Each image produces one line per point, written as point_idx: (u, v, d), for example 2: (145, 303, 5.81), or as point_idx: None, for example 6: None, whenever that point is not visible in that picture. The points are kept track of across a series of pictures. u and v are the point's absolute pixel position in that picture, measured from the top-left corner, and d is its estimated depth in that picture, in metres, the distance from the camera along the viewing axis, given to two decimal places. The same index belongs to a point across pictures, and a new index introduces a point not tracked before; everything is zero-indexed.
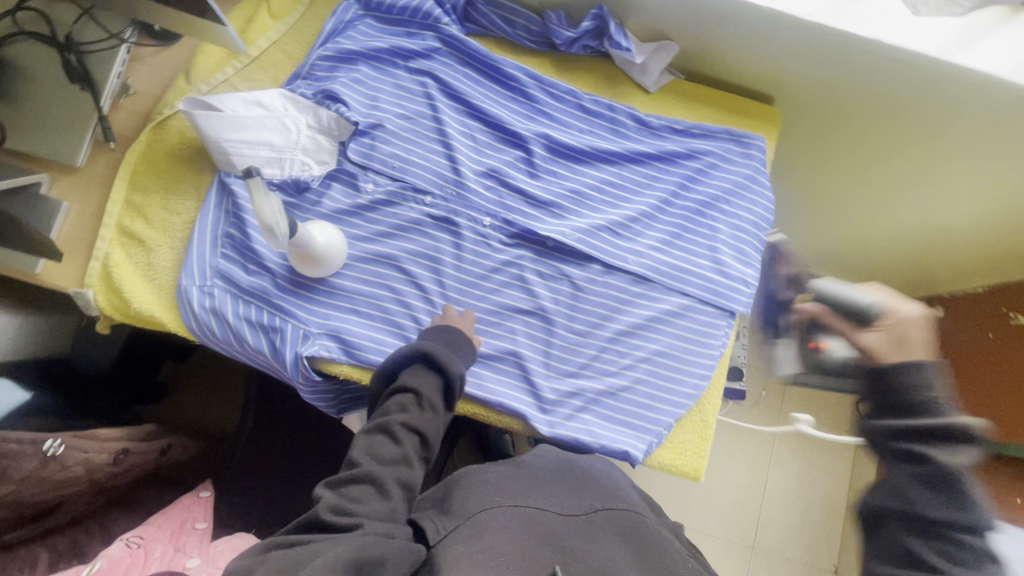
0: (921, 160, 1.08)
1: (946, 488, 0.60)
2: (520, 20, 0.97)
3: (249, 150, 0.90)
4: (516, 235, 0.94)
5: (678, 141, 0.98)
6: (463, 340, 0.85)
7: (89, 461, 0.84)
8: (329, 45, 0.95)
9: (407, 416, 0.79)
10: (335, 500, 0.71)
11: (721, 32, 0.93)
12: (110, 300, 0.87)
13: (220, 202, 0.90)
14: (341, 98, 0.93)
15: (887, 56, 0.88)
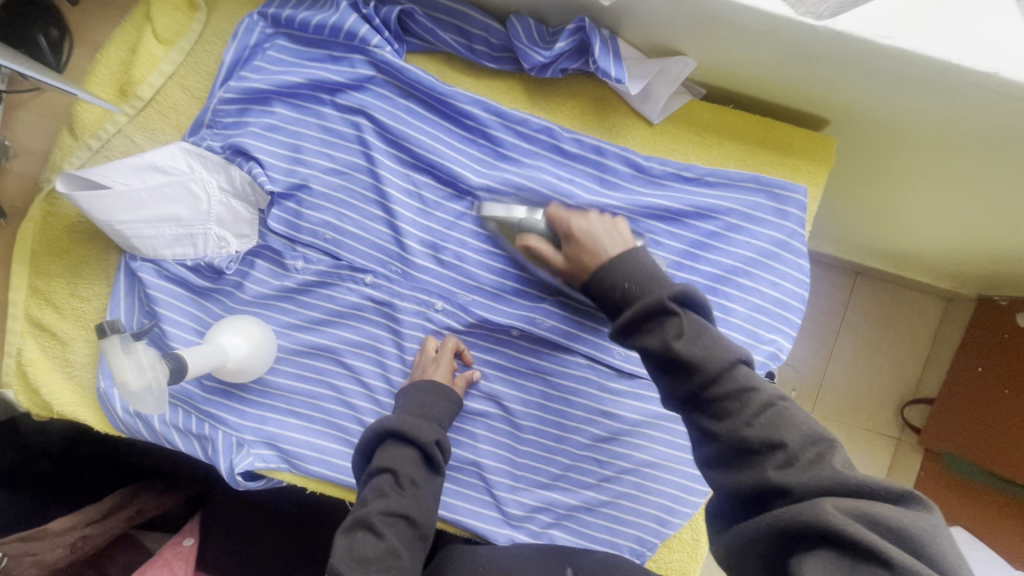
0: (975, 176, 0.76)
1: (675, 368, 0.56)
2: (478, 34, 0.73)
3: (152, 230, 0.75)
4: (476, 321, 0.78)
5: (689, 194, 0.75)
6: (440, 399, 0.72)
7: (41, 560, 0.83)
8: (232, 82, 0.74)
9: (388, 483, 0.66)
10: (333, 570, 0.61)
11: (745, 46, 0.65)
12: (32, 400, 0.80)
13: (131, 289, 0.78)
14: (254, 155, 0.75)
15: (948, 78, 0.58)
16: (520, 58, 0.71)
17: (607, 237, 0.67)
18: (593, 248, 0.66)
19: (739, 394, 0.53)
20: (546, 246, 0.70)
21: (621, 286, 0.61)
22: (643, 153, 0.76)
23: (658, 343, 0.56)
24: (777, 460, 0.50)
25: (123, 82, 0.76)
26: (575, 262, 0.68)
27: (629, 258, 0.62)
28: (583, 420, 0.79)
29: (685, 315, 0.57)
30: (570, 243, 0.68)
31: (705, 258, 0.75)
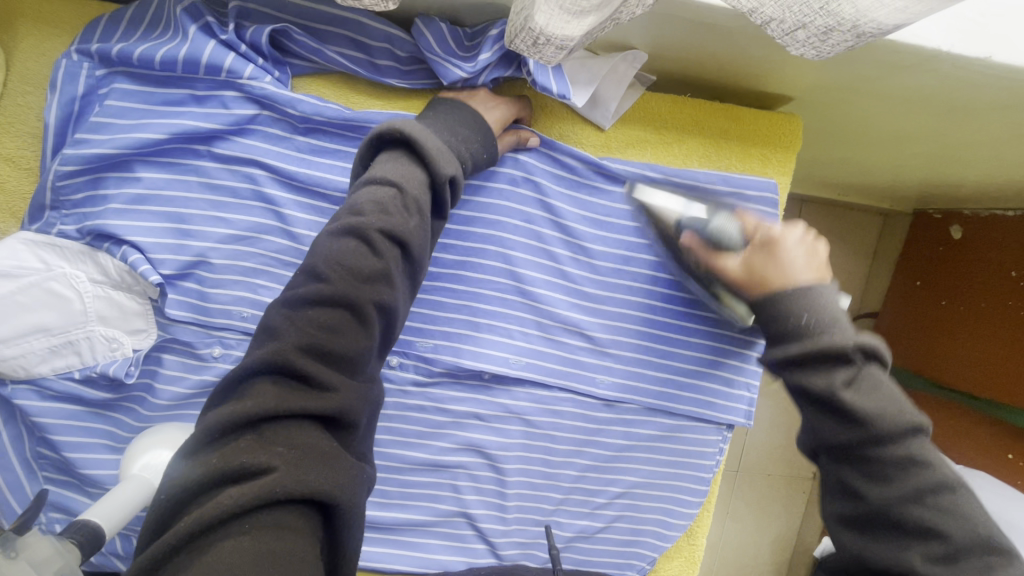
0: (911, 120, 0.69)
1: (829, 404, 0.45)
2: (378, 45, 0.58)
3: (11, 349, 0.60)
4: (442, 372, 0.70)
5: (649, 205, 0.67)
6: (469, 132, 0.56)
7: None
8: (69, 149, 0.58)
9: (360, 252, 0.45)
10: (259, 395, 0.41)
11: (682, 37, 0.55)
12: None
13: (10, 415, 0.64)
14: (124, 236, 0.60)
15: (888, 56, 0.51)
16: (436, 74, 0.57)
17: (802, 261, 0.54)
18: (778, 268, 0.54)
19: (965, 559, 0.40)
20: (728, 254, 0.59)
21: (833, 387, 0.45)
22: (596, 159, 0.66)
23: (875, 478, 0.43)
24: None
25: None
26: (753, 276, 0.56)
27: (842, 337, 0.46)
28: (572, 454, 0.73)
29: (919, 442, 0.43)
30: (752, 263, 0.56)
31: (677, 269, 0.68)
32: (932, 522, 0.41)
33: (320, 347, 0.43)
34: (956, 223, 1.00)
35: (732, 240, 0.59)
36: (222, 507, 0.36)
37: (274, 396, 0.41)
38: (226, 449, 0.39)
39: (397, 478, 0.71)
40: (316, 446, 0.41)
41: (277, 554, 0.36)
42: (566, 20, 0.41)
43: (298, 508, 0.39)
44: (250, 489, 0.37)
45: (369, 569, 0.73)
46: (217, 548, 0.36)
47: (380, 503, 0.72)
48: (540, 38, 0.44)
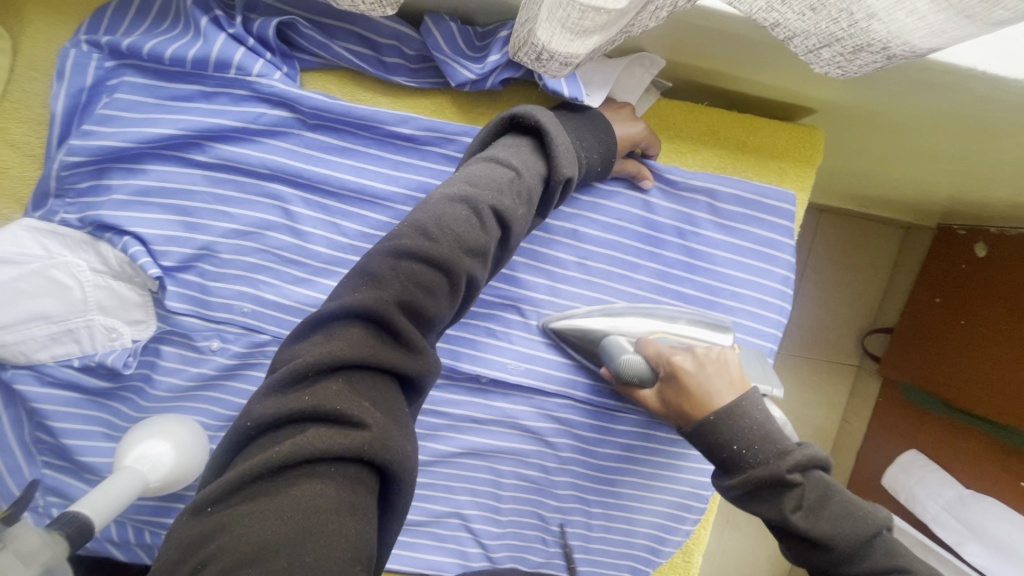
0: (939, 135, 0.65)
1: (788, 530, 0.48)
2: (388, 43, 0.57)
3: (12, 335, 0.60)
4: (441, 374, 0.68)
5: (659, 215, 0.65)
6: (593, 141, 0.55)
7: None
8: (74, 139, 0.57)
9: (459, 214, 0.44)
10: (351, 340, 0.39)
11: (703, 46, 0.53)
12: None
13: (10, 400, 0.64)
14: (126, 227, 0.59)
15: (921, 74, 0.48)
16: (444, 75, 0.55)
17: (718, 374, 0.55)
18: (699, 394, 0.54)
19: (863, 549, 0.46)
20: (643, 387, 0.61)
21: (731, 446, 0.51)
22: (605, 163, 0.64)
23: (773, 513, 0.48)
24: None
25: None
26: (672, 405, 0.57)
27: (736, 405, 0.52)
28: (570, 463, 0.72)
29: (807, 478, 0.49)
30: (670, 382, 0.57)
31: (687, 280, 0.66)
32: (831, 536, 0.47)
33: (415, 306, 0.42)
34: (981, 241, 0.96)
35: (648, 376, 0.59)
36: (308, 447, 0.35)
37: (369, 346, 0.40)
38: (322, 387, 0.38)
39: None
40: (393, 408, 0.39)
41: (353, 508, 0.35)
42: (568, 38, 0.41)
43: (360, 472, 0.36)
44: (340, 436, 0.36)
45: None
46: (296, 486, 0.34)
47: None
48: (542, 53, 0.43)
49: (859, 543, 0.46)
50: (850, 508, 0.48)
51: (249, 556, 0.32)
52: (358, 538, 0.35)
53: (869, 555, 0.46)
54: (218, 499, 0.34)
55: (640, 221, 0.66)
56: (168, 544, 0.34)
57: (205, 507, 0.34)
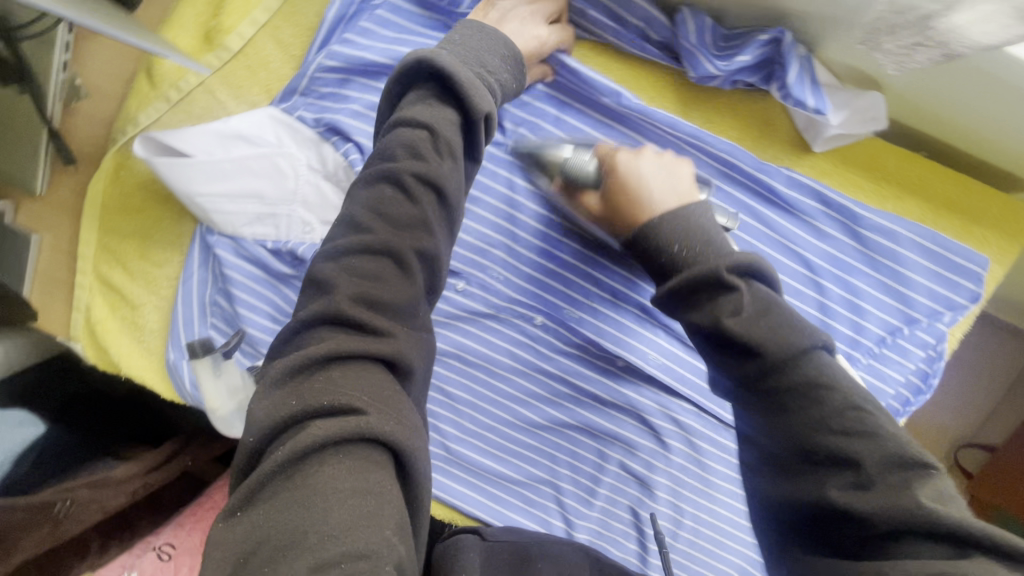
0: None
1: (743, 352, 0.43)
2: (636, 24, 0.59)
3: (234, 205, 0.67)
4: (580, 345, 0.70)
5: (842, 252, 0.64)
6: (496, 59, 0.55)
7: (106, 505, 0.85)
8: (335, 49, 0.64)
9: (399, 204, 0.49)
10: (327, 339, 0.44)
11: (972, 104, 0.53)
12: (97, 355, 0.77)
13: (205, 261, 0.72)
14: (351, 136, 0.65)
15: None
16: (684, 62, 0.58)
17: (654, 180, 0.54)
18: (637, 199, 0.54)
19: (800, 364, 0.41)
20: (589, 193, 0.59)
21: (668, 247, 0.48)
22: (809, 182, 0.63)
23: (707, 319, 0.44)
24: (841, 420, 0.39)
25: (210, 26, 0.68)
26: (611, 213, 0.57)
27: (675, 211, 0.50)
28: (674, 467, 0.73)
29: (748, 289, 0.44)
30: (609, 192, 0.56)
31: (844, 317, 0.65)
32: (719, 323, 0.43)
33: (353, 316, 0.44)
34: None
35: (590, 178, 0.58)
36: (313, 441, 0.39)
37: (335, 347, 0.43)
38: (308, 384, 0.42)
39: (502, 427, 0.74)
40: (388, 389, 0.43)
41: (367, 487, 0.38)
42: (989, 28, 0.43)
43: (358, 451, 0.40)
44: (340, 425, 0.40)
45: (454, 506, 0.76)
46: (313, 475, 0.38)
47: (480, 445, 0.75)
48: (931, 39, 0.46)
49: (774, 357, 0.41)
50: (799, 328, 0.42)
51: (275, 549, 0.36)
52: (377, 513, 0.38)
53: (804, 368, 0.41)
54: (245, 502, 0.39)
55: (821, 253, 0.65)
56: (210, 548, 0.38)
57: (237, 510, 0.39)
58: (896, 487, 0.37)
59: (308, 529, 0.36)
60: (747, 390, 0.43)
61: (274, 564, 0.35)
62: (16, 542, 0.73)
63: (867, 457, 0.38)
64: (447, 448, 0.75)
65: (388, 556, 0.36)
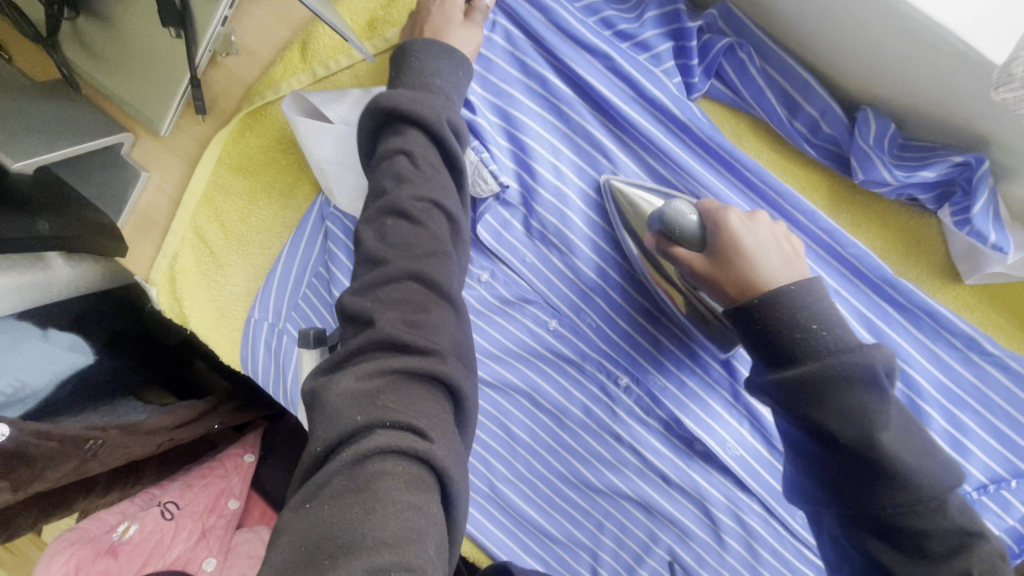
0: None
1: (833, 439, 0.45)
2: (809, 111, 0.57)
3: (355, 176, 0.68)
4: (657, 415, 0.67)
5: (961, 387, 0.59)
6: (447, 63, 0.54)
7: (130, 453, 0.82)
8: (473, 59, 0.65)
9: (403, 229, 0.45)
10: (382, 356, 0.41)
11: None
12: (170, 305, 0.76)
13: (315, 235, 0.74)
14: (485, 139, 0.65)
15: None
16: (853, 161, 0.55)
17: (771, 254, 0.53)
18: (755, 270, 0.52)
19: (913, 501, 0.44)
20: (682, 246, 0.57)
21: (806, 328, 0.47)
22: (943, 304, 0.59)
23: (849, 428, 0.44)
24: (965, 562, 0.42)
25: (375, 15, 0.70)
26: (716, 275, 0.54)
27: (812, 298, 0.48)
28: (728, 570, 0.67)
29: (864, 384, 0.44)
30: (720, 256, 0.54)
31: (946, 456, 0.59)
32: (867, 438, 0.44)
33: (409, 342, 0.40)
34: None
35: (694, 238, 0.56)
36: (373, 448, 0.36)
37: (388, 363, 0.40)
38: (367, 388, 0.39)
39: (551, 475, 0.70)
40: (444, 414, 0.39)
41: (420, 503, 0.35)
42: None
43: (411, 467, 0.36)
44: (398, 438, 0.37)
45: (484, 548, 0.72)
46: (372, 479, 0.35)
47: (528, 493, 0.71)
48: None
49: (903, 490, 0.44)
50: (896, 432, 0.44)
51: (337, 542, 0.33)
52: (422, 530, 0.34)
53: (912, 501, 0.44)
54: (311, 494, 0.36)
55: (935, 381, 0.60)
56: (274, 539, 0.36)
57: (304, 501, 0.36)
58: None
59: (363, 530, 0.33)
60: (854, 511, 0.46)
61: (335, 560, 0.32)
62: (40, 471, 0.71)
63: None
64: (489, 482, 0.72)
65: (431, 571, 0.33)
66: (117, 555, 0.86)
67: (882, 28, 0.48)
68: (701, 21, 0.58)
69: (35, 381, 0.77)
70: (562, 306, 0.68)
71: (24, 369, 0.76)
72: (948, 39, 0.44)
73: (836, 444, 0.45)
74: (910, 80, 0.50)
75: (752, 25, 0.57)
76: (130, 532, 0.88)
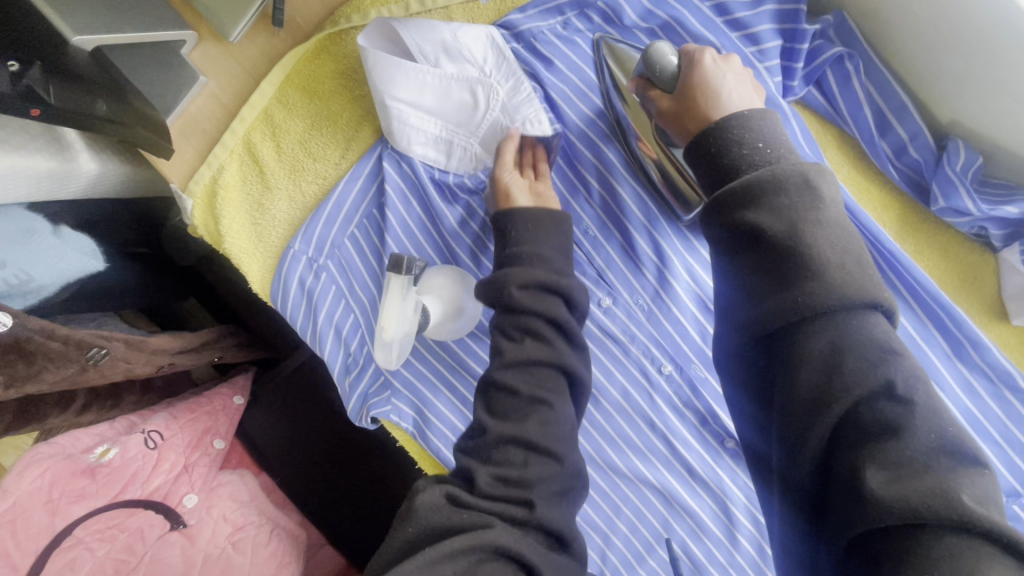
0: None
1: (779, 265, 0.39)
2: (899, 133, 0.58)
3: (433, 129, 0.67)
4: (693, 407, 0.67)
5: (986, 416, 0.61)
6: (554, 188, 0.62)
7: (129, 370, 0.77)
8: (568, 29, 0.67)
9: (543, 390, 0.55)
10: (430, 503, 0.52)
11: None
12: (207, 222, 0.72)
13: (372, 175, 0.70)
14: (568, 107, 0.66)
15: None
16: (937, 188, 0.57)
17: (734, 89, 0.51)
18: (716, 102, 0.50)
19: (829, 320, 0.38)
20: (659, 89, 0.55)
21: (750, 144, 0.44)
22: (988, 337, 0.61)
23: (783, 226, 0.39)
24: (897, 383, 0.36)
25: None
26: (680, 115, 0.53)
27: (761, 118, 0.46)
28: (736, 569, 0.67)
29: (799, 201, 0.40)
30: (686, 93, 0.53)
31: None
32: (816, 271, 0.38)
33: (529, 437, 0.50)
34: None
35: (668, 78, 0.54)
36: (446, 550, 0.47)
37: (451, 493, 0.52)
38: (439, 514, 0.51)
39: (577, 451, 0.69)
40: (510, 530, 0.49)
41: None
42: None
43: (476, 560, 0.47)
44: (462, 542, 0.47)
45: None
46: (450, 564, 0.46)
47: None
48: None
49: (822, 290, 0.38)
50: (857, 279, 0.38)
51: None
52: None
53: (832, 326, 0.37)
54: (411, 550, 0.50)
55: (961, 407, 0.61)
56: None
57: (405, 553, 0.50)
58: (919, 470, 0.33)
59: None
60: (767, 347, 0.40)
61: None
62: (38, 372, 0.67)
63: (920, 426, 0.34)
64: None
65: None
66: (95, 477, 0.81)
67: (994, 61, 0.50)
68: (817, 25, 0.59)
69: (42, 277, 0.72)
70: (616, 283, 0.68)
71: (30, 262, 0.71)
72: None
73: (757, 239, 0.41)
74: (1009, 118, 0.52)
75: (861, 38, 0.58)
76: (111, 454, 0.82)
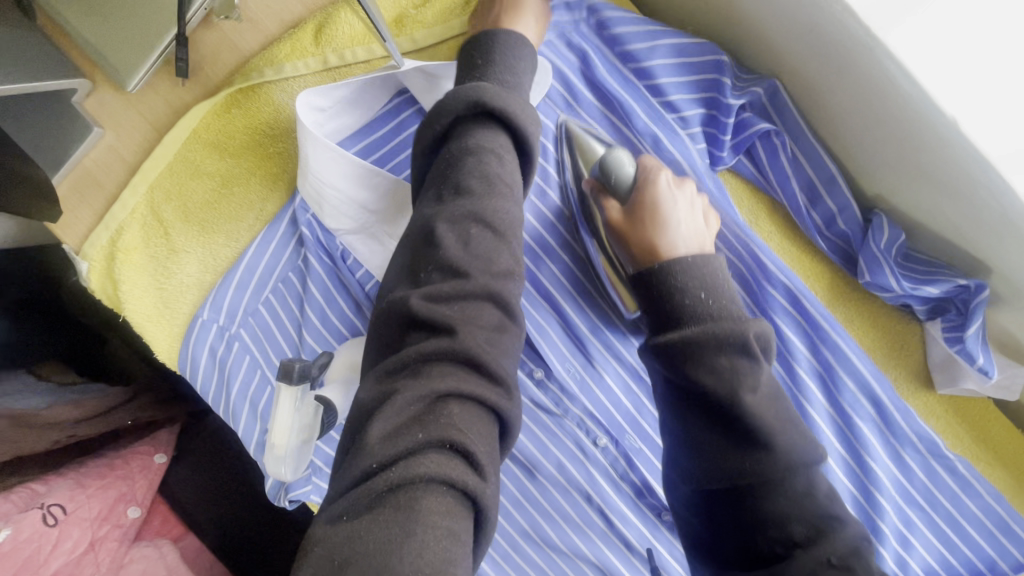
0: None
1: (729, 424, 0.44)
2: (828, 206, 0.58)
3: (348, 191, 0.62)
4: (627, 478, 0.65)
5: (911, 483, 0.60)
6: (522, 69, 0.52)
7: (19, 449, 0.70)
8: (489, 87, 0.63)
9: None
10: (396, 407, 0.38)
11: None
12: (104, 287, 0.65)
13: (287, 237, 0.66)
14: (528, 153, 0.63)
15: None
16: (862, 262, 0.57)
17: (685, 219, 0.54)
18: (663, 230, 0.53)
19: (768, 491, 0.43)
20: (614, 199, 0.57)
21: (694, 296, 0.47)
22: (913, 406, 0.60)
23: (725, 387, 0.43)
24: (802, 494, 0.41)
25: (404, 12, 0.63)
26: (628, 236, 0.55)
27: (704, 265, 0.49)
28: None
29: (743, 360, 0.44)
30: (636, 211, 0.55)
31: (920, 554, 0.59)
32: (732, 395, 0.43)
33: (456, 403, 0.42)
34: None
35: (622, 189, 0.57)
36: (420, 472, 0.35)
37: (426, 389, 0.39)
38: (402, 434, 0.37)
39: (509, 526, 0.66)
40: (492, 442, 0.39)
41: (458, 531, 0.34)
42: None
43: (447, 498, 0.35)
44: (443, 465, 0.36)
45: None
46: (411, 505, 0.34)
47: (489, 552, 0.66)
48: None
49: (766, 461, 0.43)
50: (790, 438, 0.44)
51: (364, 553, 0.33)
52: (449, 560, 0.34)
53: (778, 490, 0.43)
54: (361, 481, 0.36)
55: (891, 477, 0.60)
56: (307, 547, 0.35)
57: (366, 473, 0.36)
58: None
59: (404, 550, 0.33)
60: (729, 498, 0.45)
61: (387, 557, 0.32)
62: None
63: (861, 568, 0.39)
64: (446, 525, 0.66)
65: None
66: None
67: (906, 149, 0.49)
68: (745, 97, 0.58)
69: None
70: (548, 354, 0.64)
71: None
72: (987, 171, 0.43)
73: (699, 394, 0.45)
74: (927, 200, 0.52)
75: (792, 110, 0.57)
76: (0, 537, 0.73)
